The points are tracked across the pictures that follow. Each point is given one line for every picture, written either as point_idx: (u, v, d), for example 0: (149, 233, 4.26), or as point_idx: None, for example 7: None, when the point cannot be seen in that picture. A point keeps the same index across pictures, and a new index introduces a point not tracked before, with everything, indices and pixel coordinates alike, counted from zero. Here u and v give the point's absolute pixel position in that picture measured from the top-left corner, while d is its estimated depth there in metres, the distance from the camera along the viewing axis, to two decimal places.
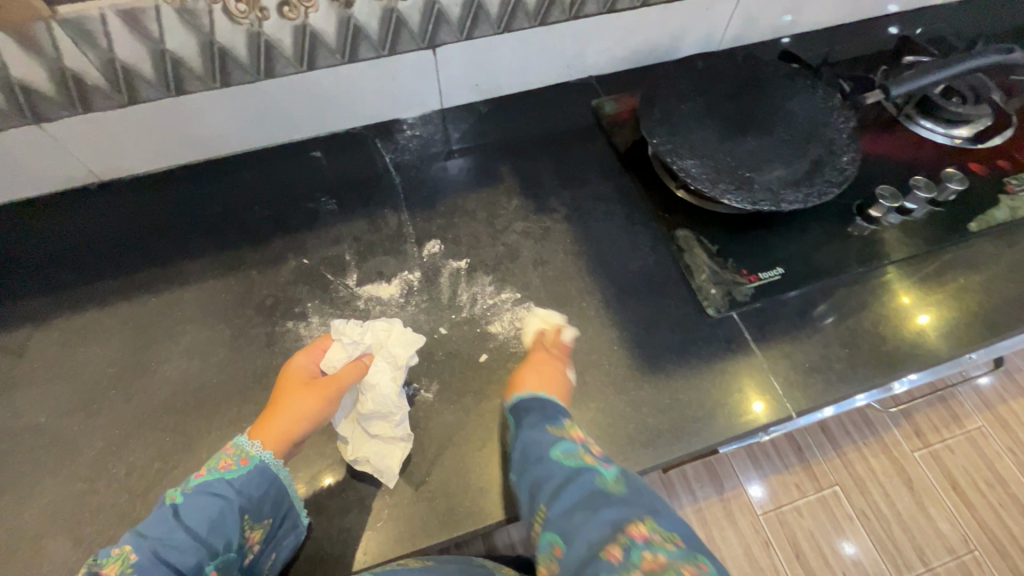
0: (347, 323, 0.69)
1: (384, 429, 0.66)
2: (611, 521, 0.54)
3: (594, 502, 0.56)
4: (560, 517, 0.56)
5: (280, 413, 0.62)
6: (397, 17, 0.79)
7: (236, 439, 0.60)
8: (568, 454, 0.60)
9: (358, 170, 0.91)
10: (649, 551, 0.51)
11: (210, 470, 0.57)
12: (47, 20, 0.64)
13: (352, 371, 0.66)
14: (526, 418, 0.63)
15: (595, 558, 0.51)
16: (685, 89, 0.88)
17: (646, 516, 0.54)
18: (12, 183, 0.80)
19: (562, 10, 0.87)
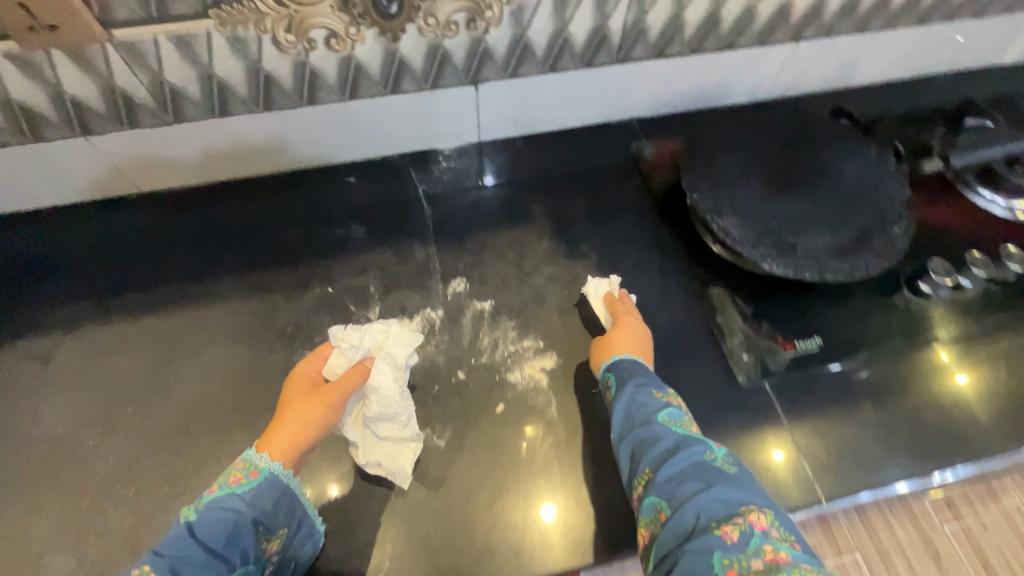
0: (345, 328, 0.69)
1: (392, 428, 0.67)
2: (724, 498, 0.50)
3: (704, 472, 0.53)
4: (666, 482, 0.53)
5: (286, 423, 0.61)
6: (442, 54, 0.78)
7: (244, 454, 0.58)
8: (676, 423, 0.59)
9: (391, 199, 0.91)
10: (769, 544, 0.45)
11: (219, 486, 0.55)
12: (103, 42, 0.65)
13: (354, 376, 0.66)
14: (629, 377, 0.66)
15: (703, 529, 0.48)
16: (731, 142, 0.85)
17: (764, 505, 0.50)
18: (56, 190, 0.82)
19: (609, 53, 0.86)
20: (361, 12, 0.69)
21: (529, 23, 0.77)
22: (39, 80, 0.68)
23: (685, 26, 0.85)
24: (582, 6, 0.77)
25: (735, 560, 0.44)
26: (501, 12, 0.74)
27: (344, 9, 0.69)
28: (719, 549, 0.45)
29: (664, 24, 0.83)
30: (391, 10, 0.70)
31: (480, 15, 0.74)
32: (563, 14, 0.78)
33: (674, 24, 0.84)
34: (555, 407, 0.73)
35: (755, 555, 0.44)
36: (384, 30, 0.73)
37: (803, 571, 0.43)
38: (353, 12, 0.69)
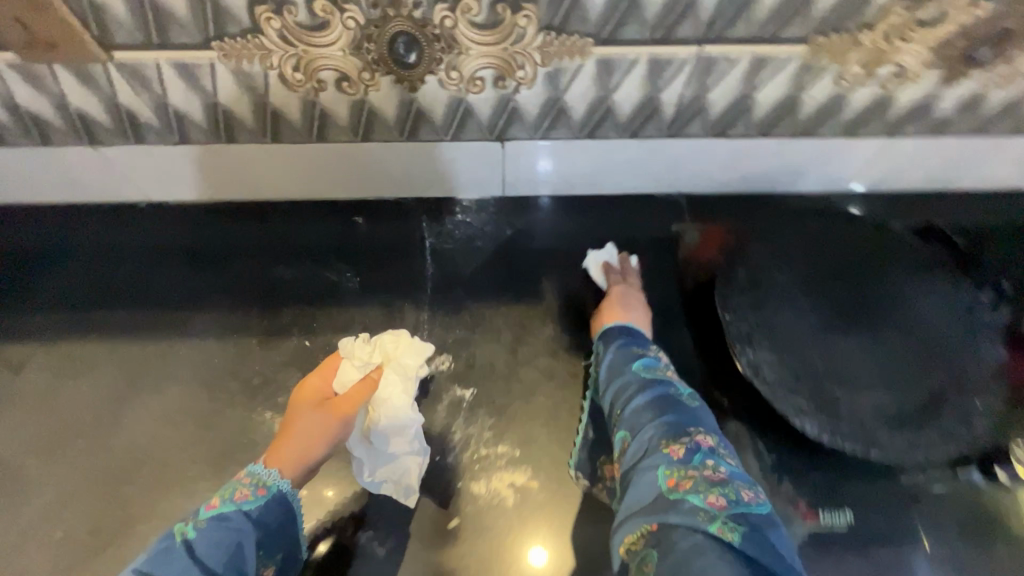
0: (355, 341, 0.69)
1: (400, 442, 0.65)
2: (676, 428, 0.60)
3: (664, 407, 0.62)
4: (631, 419, 0.63)
5: (292, 437, 0.60)
6: (465, 107, 0.70)
7: (252, 468, 0.59)
8: (648, 368, 0.67)
9: (394, 250, 0.83)
10: (709, 460, 0.56)
11: (224, 501, 0.56)
12: (105, 61, 0.62)
13: (363, 388, 0.64)
14: (614, 338, 0.71)
15: (656, 451, 0.59)
16: (784, 253, 0.73)
17: (710, 433, 0.60)
18: (64, 191, 0.79)
19: (659, 126, 0.74)
20: (376, 58, 0.62)
21: (567, 87, 0.67)
22: (43, 90, 0.65)
23: (754, 107, 0.72)
24: (632, 76, 0.66)
25: (677, 473, 0.55)
26: (534, 72, 0.65)
27: (357, 54, 0.62)
28: (666, 464, 0.56)
29: (729, 102, 0.71)
30: (409, 59, 0.63)
31: (509, 73, 0.65)
32: (607, 82, 0.67)
33: (742, 104, 0.71)
34: (515, 535, 0.64)
35: (696, 468, 0.55)
36: (402, 78, 0.65)
37: (730, 482, 0.54)
38: (367, 57, 0.62)
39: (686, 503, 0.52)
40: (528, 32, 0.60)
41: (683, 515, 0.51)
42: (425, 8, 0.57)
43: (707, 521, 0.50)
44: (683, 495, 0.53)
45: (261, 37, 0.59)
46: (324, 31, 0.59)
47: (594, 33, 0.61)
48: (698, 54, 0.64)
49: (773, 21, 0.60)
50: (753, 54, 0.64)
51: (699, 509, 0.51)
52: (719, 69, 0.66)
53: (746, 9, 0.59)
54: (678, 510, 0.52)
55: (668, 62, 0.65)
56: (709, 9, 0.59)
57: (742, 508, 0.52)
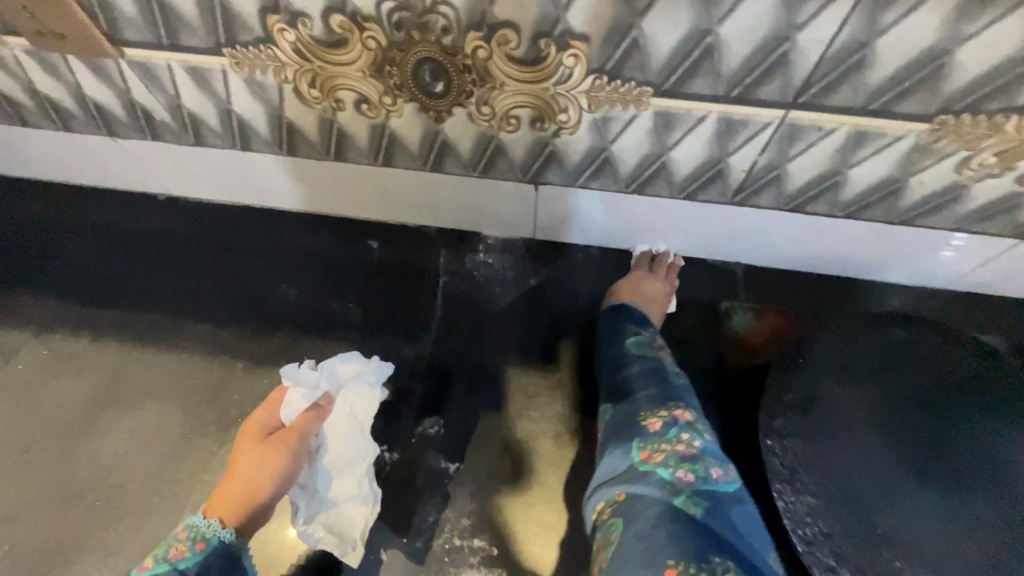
0: (300, 368, 0.64)
1: (347, 482, 0.61)
2: (655, 401, 0.57)
3: (647, 380, 0.60)
4: (616, 389, 0.62)
5: (235, 478, 0.54)
6: (496, 145, 0.61)
7: (190, 520, 0.51)
8: (639, 345, 0.65)
9: (405, 284, 0.75)
10: (686, 435, 0.53)
11: (156, 561, 0.47)
12: (117, 57, 0.57)
13: (309, 418, 0.60)
14: (608, 309, 0.70)
15: (634, 423, 0.56)
16: (855, 364, 0.59)
17: (692, 408, 0.57)
18: (88, 174, 0.78)
19: (722, 191, 0.62)
20: (398, 84, 0.55)
21: (615, 137, 0.57)
22: (60, 79, 0.62)
23: (844, 185, 0.59)
24: (695, 134, 0.55)
25: (651, 446, 0.53)
26: (578, 117, 0.55)
27: (378, 77, 0.54)
28: (642, 437, 0.54)
29: (813, 175, 0.58)
30: (436, 88, 0.54)
31: (549, 115, 0.56)
32: (664, 137, 0.56)
33: (828, 179, 0.58)
34: None
35: (669, 442, 0.52)
36: (427, 107, 0.57)
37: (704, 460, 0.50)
38: (388, 81, 0.54)
39: (655, 475, 0.49)
40: (574, 73, 0.50)
41: (651, 487, 0.48)
42: (455, 34, 0.49)
43: (672, 495, 0.47)
44: (653, 467, 0.50)
45: (274, 48, 0.53)
46: (342, 49, 0.52)
47: (654, 82, 0.50)
48: (782, 118, 0.52)
49: (888, 92, 0.47)
50: (854, 125, 0.51)
51: (666, 482, 0.48)
52: (807, 137, 0.53)
53: (854, 73, 0.46)
54: (646, 481, 0.49)
55: (743, 124, 0.53)
56: (803, 69, 0.47)
57: (710, 486, 0.48)
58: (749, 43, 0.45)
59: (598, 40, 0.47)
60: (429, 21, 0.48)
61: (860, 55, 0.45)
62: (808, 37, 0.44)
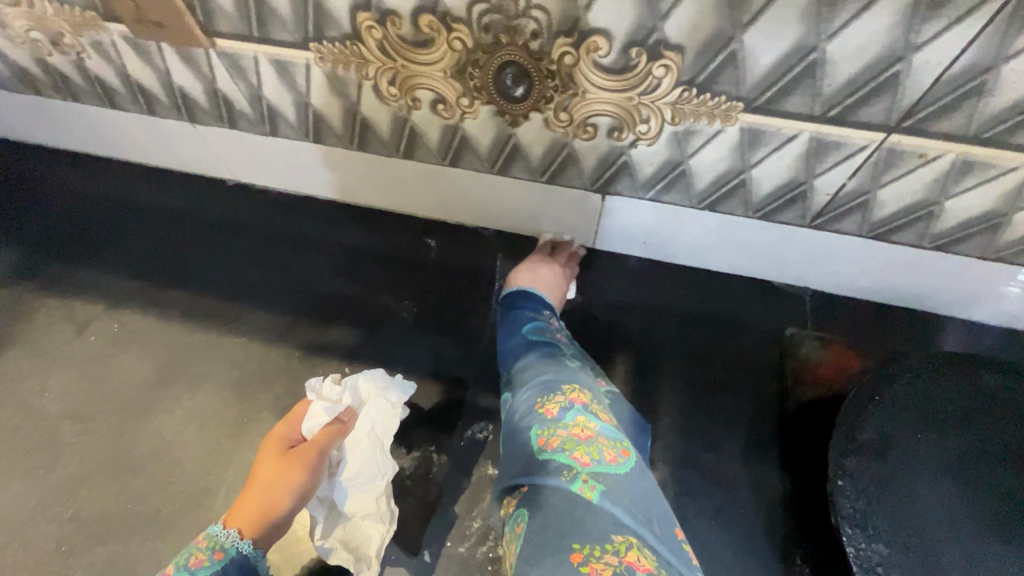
0: (323, 382, 0.64)
1: (365, 500, 0.60)
2: (552, 387, 0.55)
3: (545, 368, 0.58)
4: (516, 381, 0.59)
5: (253, 490, 0.55)
6: (569, 152, 0.60)
7: (209, 529, 0.53)
8: (543, 336, 0.63)
9: (460, 286, 0.75)
10: (582, 418, 0.51)
11: (178, 569, 0.49)
12: (207, 47, 0.59)
13: (331, 433, 0.60)
14: (512, 304, 0.68)
15: (532, 412, 0.53)
16: (944, 412, 0.55)
17: (588, 391, 0.55)
18: (163, 156, 0.80)
19: (801, 214, 0.60)
20: (478, 86, 0.54)
21: (694, 152, 0.55)
22: (151, 65, 0.64)
23: (938, 216, 0.55)
24: (781, 153, 0.52)
25: (547, 432, 0.50)
26: (659, 129, 0.54)
27: (458, 78, 0.54)
28: (539, 424, 0.51)
29: (905, 204, 0.55)
30: (516, 92, 0.54)
31: (628, 125, 0.54)
32: (747, 154, 0.54)
33: (921, 209, 0.55)
34: None
35: (566, 426, 0.50)
36: (503, 111, 0.56)
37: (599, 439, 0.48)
38: (469, 83, 0.54)
39: (552, 462, 0.47)
40: (663, 83, 0.49)
41: (549, 474, 0.46)
42: (544, 40, 0.48)
43: (569, 480, 0.45)
44: (550, 453, 0.48)
45: (360, 46, 0.53)
46: (427, 49, 0.52)
47: (746, 98, 0.48)
48: (881, 142, 0.49)
49: (1005, 121, 0.44)
50: (960, 153, 0.48)
51: (564, 468, 0.46)
52: (905, 163, 0.50)
53: (971, 98, 0.43)
54: (544, 470, 0.46)
55: (836, 146, 0.50)
56: (914, 92, 0.44)
57: (605, 466, 0.46)
58: (856, 62, 0.43)
59: (693, 52, 0.46)
60: (519, 24, 0.47)
61: (981, 80, 0.42)
62: (924, 59, 0.42)
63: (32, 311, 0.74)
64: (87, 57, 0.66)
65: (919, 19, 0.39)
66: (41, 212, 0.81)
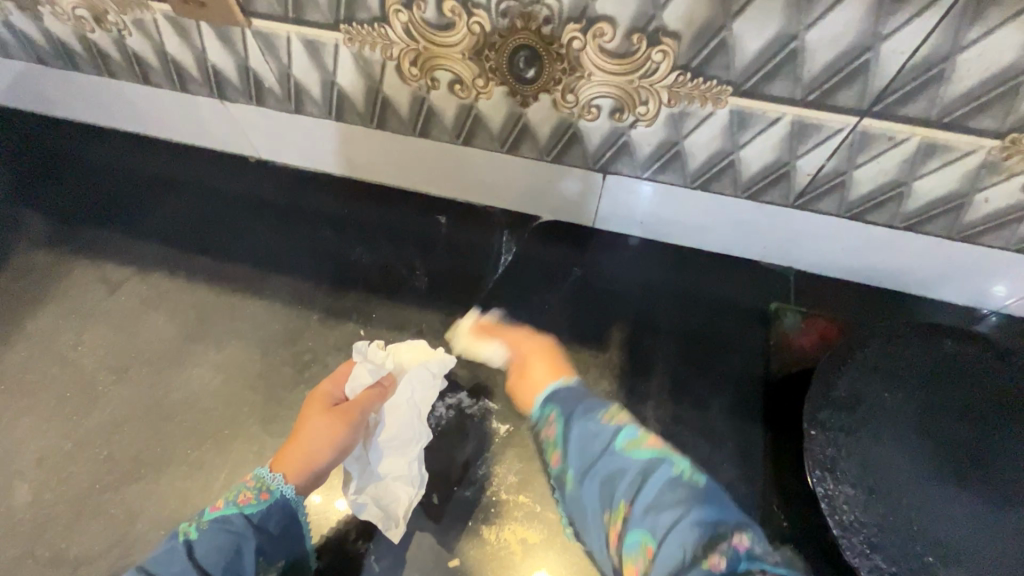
0: (370, 346, 0.69)
1: (399, 462, 0.65)
2: (699, 523, 0.45)
3: (676, 496, 0.47)
4: (642, 516, 0.47)
5: (298, 440, 0.61)
6: (574, 132, 0.65)
7: (258, 470, 0.59)
8: (639, 444, 0.51)
9: (468, 259, 0.80)
10: (754, 564, 0.42)
11: (228, 503, 0.56)
12: (244, 27, 0.64)
13: (372, 396, 0.66)
14: (572, 408, 0.55)
15: (693, 568, 0.42)
16: (906, 373, 0.61)
17: (738, 520, 0.46)
18: (190, 132, 0.85)
19: (784, 194, 0.65)
20: (493, 68, 0.59)
21: (688, 132, 0.61)
22: (188, 43, 0.69)
23: (907, 197, 0.61)
24: (767, 134, 0.58)
25: None
26: (656, 111, 0.59)
27: (475, 60, 0.59)
28: None
29: (878, 184, 0.60)
30: (527, 74, 0.59)
31: (629, 106, 0.60)
32: (736, 136, 0.59)
33: (891, 190, 0.61)
34: None
35: None
36: (515, 91, 0.62)
37: None
38: (484, 65, 0.59)
39: None
40: (660, 67, 0.54)
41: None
42: (555, 25, 0.53)
43: None
44: None
45: (387, 28, 0.59)
46: (449, 32, 0.57)
47: (735, 82, 0.53)
48: (854, 125, 0.54)
49: (963, 106, 0.50)
50: (925, 136, 0.53)
51: None
52: (877, 145, 0.56)
53: (933, 84, 0.49)
54: None
55: (815, 128, 0.56)
56: (882, 78, 0.49)
57: None
58: (832, 50, 0.49)
59: (688, 39, 0.51)
60: (533, 11, 0.53)
61: (940, 68, 0.48)
62: (890, 49, 0.47)
63: (65, 272, 0.79)
64: (128, 35, 0.70)
65: (885, 12, 0.45)
66: (74, 182, 0.86)
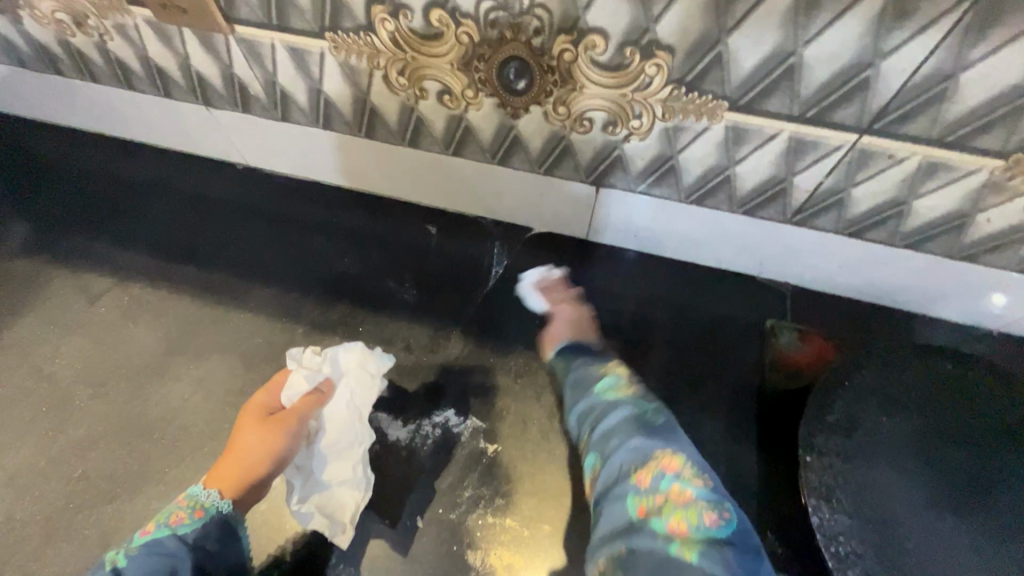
0: (303, 352, 0.66)
1: (343, 466, 0.63)
2: (642, 448, 0.52)
3: (629, 427, 0.55)
4: (599, 440, 0.56)
5: (233, 455, 0.57)
6: (566, 145, 0.63)
7: (190, 490, 0.55)
8: (611, 385, 0.60)
9: (458, 271, 0.78)
10: (677, 483, 0.49)
11: (159, 526, 0.53)
12: (228, 34, 0.62)
13: (311, 402, 0.62)
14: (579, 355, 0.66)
15: (624, 480, 0.51)
16: (904, 397, 0.59)
17: (679, 451, 0.52)
18: (174, 137, 0.83)
19: (782, 210, 0.64)
20: (482, 79, 0.58)
21: (683, 147, 0.59)
22: (172, 49, 0.67)
23: (908, 215, 0.59)
24: (764, 151, 0.56)
25: (646, 502, 0.48)
26: (651, 125, 0.57)
27: (465, 71, 0.57)
28: (633, 494, 0.49)
29: (877, 202, 0.59)
30: (518, 86, 0.57)
31: (622, 120, 0.58)
32: (732, 151, 0.57)
33: (891, 208, 0.59)
34: None
35: (663, 494, 0.48)
36: (505, 103, 0.60)
37: (697, 508, 0.47)
38: (474, 75, 0.58)
39: (650, 533, 0.46)
40: (654, 82, 0.52)
41: (649, 543, 0.45)
42: (546, 36, 0.52)
43: (667, 546, 0.45)
44: (648, 524, 0.46)
45: (373, 36, 0.57)
46: (437, 42, 0.55)
47: (731, 97, 0.52)
48: (854, 142, 0.53)
49: (966, 126, 0.48)
50: (926, 155, 0.52)
51: (663, 538, 0.45)
52: (877, 163, 0.54)
53: (936, 103, 0.47)
54: (643, 542, 0.45)
55: (813, 145, 0.54)
56: (883, 95, 0.48)
57: (703, 532, 0.45)
58: (832, 67, 0.47)
59: (683, 52, 0.49)
60: (523, 21, 0.51)
61: (943, 87, 0.46)
62: (892, 66, 0.46)
63: (44, 281, 0.77)
64: (110, 40, 0.68)
65: (886, 29, 0.43)
66: (54, 187, 0.84)
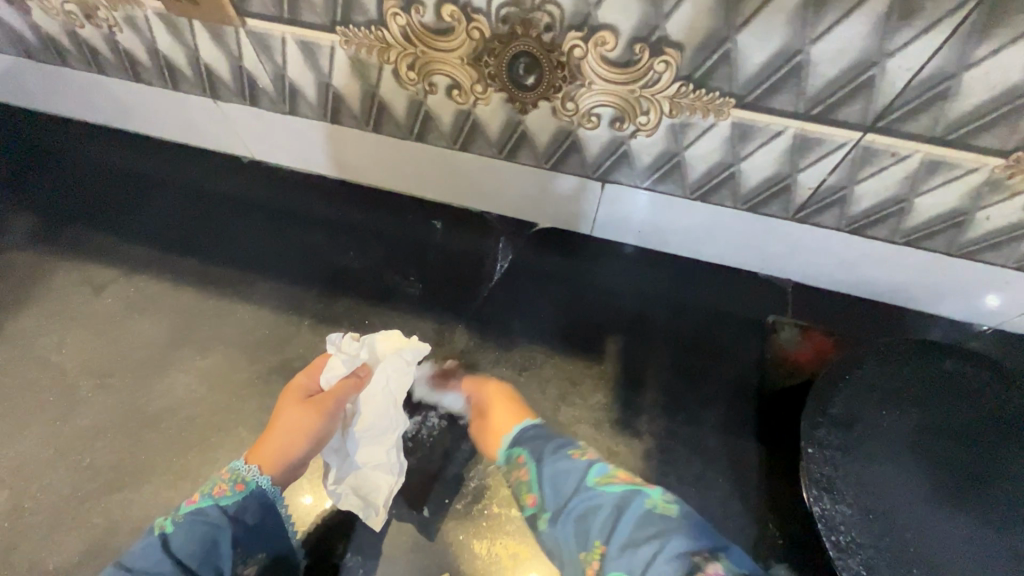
0: (343, 337, 0.68)
1: (376, 451, 0.65)
2: (674, 553, 0.47)
3: (648, 528, 0.50)
4: (619, 554, 0.49)
5: (274, 433, 0.60)
6: (573, 140, 0.64)
7: (233, 463, 0.58)
8: (605, 479, 0.55)
9: (463, 265, 0.79)
10: None
11: (203, 496, 0.55)
12: (238, 27, 0.62)
13: (347, 386, 0.65)
14: (544, 453, 0.59)
15: None
16: (904, 391, 0.60)
17: (713, 553, 0.48)
18: (180, 130, 0.84)
19: (785, 207, 0.65)
20: (492, 74, 0.58)
21: (689, 143, 0.60)
22: (181, 42, 0.67)
23: (909, 212, 0.60)
24: (768, 148, 0.57)
25: None
26: (657, 121, 0.58)
27: (474, 66, 0.58)
28: None
29: (879, 200, 0.60)
30: (527, 81, 0.58)
31: (629, 116, 0.59)
32: (738, 148, 0.58)
33: (893, 205, 0.60)
34: None
35: None
36: (514, 98, 0.61)
37: None
38: (483, 71, 0.58)
39: None
40: (662, 78, 0.53)
41: None
42: (556, 32, 0.52)
43: None
44: None
45: (384, 31, 0.57)
46: (447, 37, 0.56)
47: (738, 94, 0.52)
48: (857, 140, 0.54)
49: (967, 125, 0.49)
50: (928, 153, 0.53)
51: None
52: (880, 161, 0.55)
53: (938, 102, 0.48)
54: None
55: (817, 143, 0.55)
56: (887, 94, 0.49)
57: None
58: (837, 65, 0.48)
59: (691, 49, 0.50)
60: (533, 17, 0.52)
61: (946, 86, 0.47)
62: (896, 65, 0.47)
63: (49, 273, 0.77)
64: (119, 31, 0.68)
65: (891, 28, 0.44)
66: (59, 179, 0.84)
